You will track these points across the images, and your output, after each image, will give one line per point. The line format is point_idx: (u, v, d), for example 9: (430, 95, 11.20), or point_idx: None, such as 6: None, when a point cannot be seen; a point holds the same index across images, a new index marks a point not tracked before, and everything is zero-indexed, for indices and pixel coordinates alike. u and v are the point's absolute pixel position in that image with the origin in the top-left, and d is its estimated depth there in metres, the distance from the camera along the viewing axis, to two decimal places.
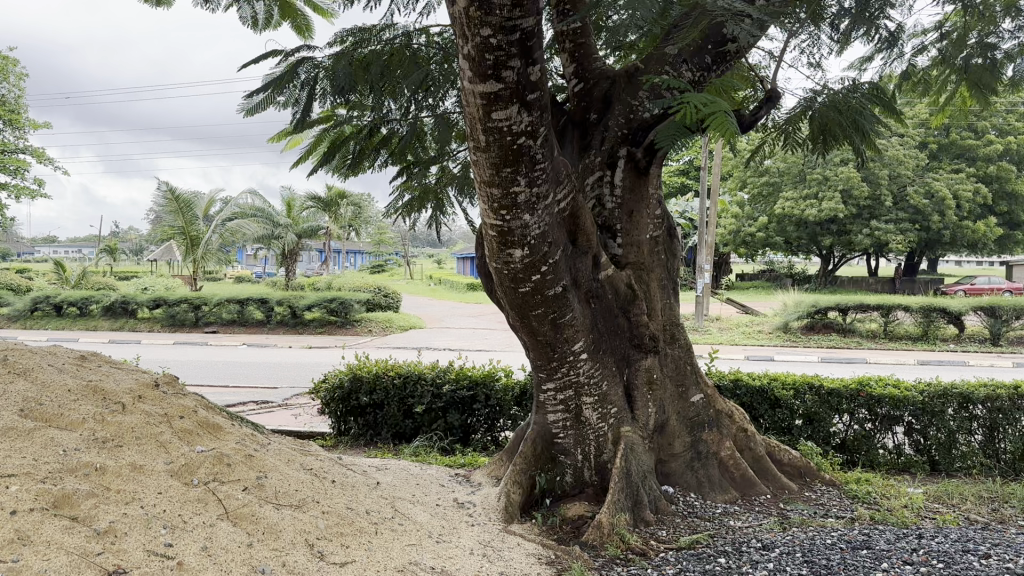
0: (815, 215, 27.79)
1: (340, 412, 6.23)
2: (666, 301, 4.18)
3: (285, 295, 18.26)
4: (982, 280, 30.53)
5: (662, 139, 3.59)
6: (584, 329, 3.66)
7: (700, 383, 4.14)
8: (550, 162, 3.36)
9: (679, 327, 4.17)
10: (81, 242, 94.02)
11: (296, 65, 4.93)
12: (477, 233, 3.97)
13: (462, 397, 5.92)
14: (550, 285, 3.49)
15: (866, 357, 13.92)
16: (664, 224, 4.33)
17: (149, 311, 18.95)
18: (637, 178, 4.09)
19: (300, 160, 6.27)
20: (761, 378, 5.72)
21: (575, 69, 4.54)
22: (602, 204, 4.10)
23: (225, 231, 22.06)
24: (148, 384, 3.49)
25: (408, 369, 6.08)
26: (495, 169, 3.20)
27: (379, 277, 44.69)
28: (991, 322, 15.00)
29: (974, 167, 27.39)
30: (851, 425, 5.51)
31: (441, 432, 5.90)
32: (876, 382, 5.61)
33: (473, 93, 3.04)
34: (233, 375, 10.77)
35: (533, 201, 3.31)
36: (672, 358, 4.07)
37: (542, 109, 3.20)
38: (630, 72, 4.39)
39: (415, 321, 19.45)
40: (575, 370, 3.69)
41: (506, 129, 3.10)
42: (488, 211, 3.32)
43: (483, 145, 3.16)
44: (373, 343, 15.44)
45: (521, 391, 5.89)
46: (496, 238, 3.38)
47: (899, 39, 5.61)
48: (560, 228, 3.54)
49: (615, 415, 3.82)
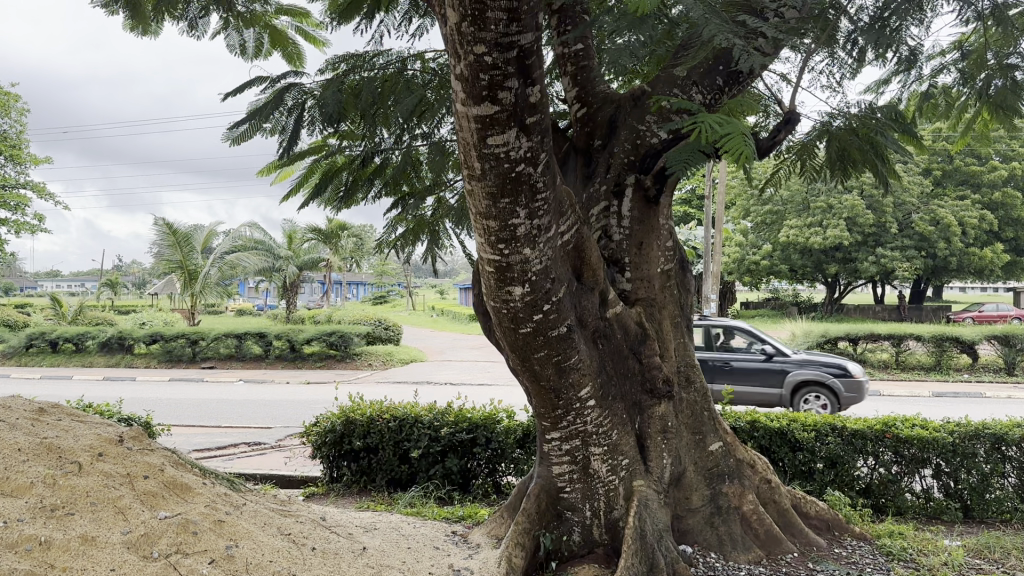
0: (819, 242, 27.53)
1: (332, 457, 5.88)
2: (680, 340, 3.86)
3: (284, 329, 17.94)
4: (990, 307, 30.16)
5: (674, 165, 3.27)
6: (591, 373, 3.34)
7: (718, 430, 3.81)
8: (553, 192, 3.07)
9: (694, 370, 3.84)
10: (83, 276, 93.81)
11: (283, 91, 4.66)
12: (474, 269, 3.67)
13: (461, 440, 5.58)
14: (553, 326, 3.18)
15: (878, 388, 13.55)
16: (676, 256, 4.02)
17: (146, 347, 18.66)
18: (647, 208, 3.80)
19: (290, 194, 6.03)
20: (780, 419, 5.38)
21: (577, 93, 4.29)
22: (609, 236, 3.80)
23: (224, 264, 21.86)
24: (111, 440, 3.21)
25: (405, 412, 5.76)
26: (491, 200, 2.91)
27: (382, 309, 44.43)
28: (1004, 351, 14.63)
29: (978, 194, 27.19)
30: (876, 468, 5.16)
31: (439, 479, 5.54)
32: (901, 423, 5.28)
33: (467, 117, 2.76)
34: (225, 414, 10.43)
35: (534, 235, 3.01)
36: (688, 403, 3.75)
37: (544, 134, 2.91)
38: (636, 95, 4.12)
39: (416, 354, 19.14)
40: (581, 419, 3.37)
41: (504, 155, 2.82)
42: (485, 245, 3.03)
43: (478, 173, 2.87)
44: (372, 378, 15.14)
45: (523, 433, 5.59)
46: (493, 275, 3.08)
47: (917, 60, 5.35)
48: (564, 263, 3.24)
49: (626, 468, 3.49)
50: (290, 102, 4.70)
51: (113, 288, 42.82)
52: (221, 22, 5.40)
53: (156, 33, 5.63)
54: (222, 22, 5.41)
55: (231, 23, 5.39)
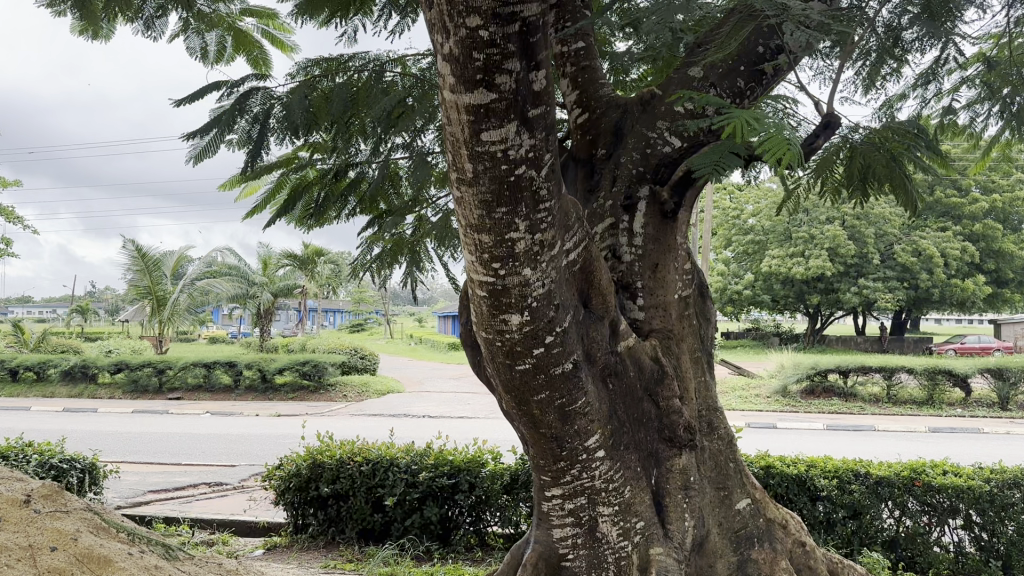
0: (801, 272, 27.29)
1: (297, 503, 5.30)
2: (701, 378, 3.33)
3: (254, 358, 17.21)
4: (971, 339, 30.02)
5: (701, 165, 2.72)
6: (601, 419, 2.80)
7: (745, 483, 3.31)
8: (558, 201, 2.55)
9: (717, 414, 3.32)
10: (53, 302, 91.77)
11: (246, 95, 4.08)
12: (462, 292, 3.14)
13: (441, 485, 5.01)
14: (557, 361, 2.65)
15: (873, 423, 13.07)
16: (695, 281, 3.51)
17: (110, 376, 17.84)
18: (662, 224, 3.31)
19: (255, 211, 5.51)
20: (797, 464, 4.90)
21: (578, 96, 3.77)
22: (618, 256, 3.30)
23: (194, 290, 21.10)
24: (16, 502, 2.96)
25: (379, 454, 5.21)
26: (485, 209, 2.40)
27: (358, 338, 43.43)
28: (998, 385, 14.24)
29: (959, 226, 27.14)
30: (901, 519, 4.65)
31: (417, 531, 4.95)
32: (932, 468, 4.79)
33: (456, 106, 2.25)
34: (186, 450, 9.76)
35: (536, 253, 2.50)
36: (711, 454, 3.22)
37: (549, 130, 2.40)
38: (645, 98, 3.61)
39: (393, 385, 18.46)
40: (588, 473, 2.82)
41: (500, 155, 2.31)
42: (476, 265, 2.51)
43: (471, 176, 2.37)
44: (347, 410, 14.48)
45: (512, 478, 5.03)
46: (486, 300, 2.55)
47: (937, 74, 4.97)
48: (570, 287, 2.72)
49: (642, 532, 2.93)
50: (255, 108, 4.12)
51: (82, 313, 41.65)
52: (181, 23, 4.79)
53: (109, 37, 5.07)
54: (182, 24, 4.81)
55: (192, 25, 4.79)
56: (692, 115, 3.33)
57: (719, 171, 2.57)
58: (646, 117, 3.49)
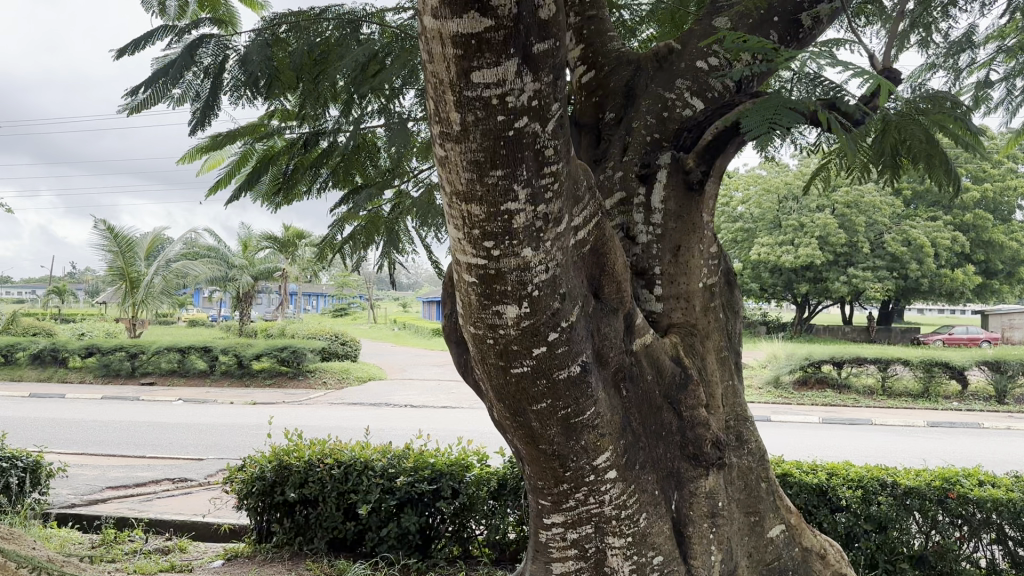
0: (791, 260, 26.85)
1: (261, 508, 4.77)
2: (728, 383, 2.83)
3: (231, 343, 16.63)
4: (959, 329, 29.78)
5: (748, 120, 2.20)
6: (613, 433, 2.31)
7: (777, 505, 2.85)
8: (566, 165, 2.05)
9: (747, 423, 2.84)
10: (32, 283, 90.34)
11: (197, 45, 3.48)
12: (446, 279, 2.62)
13: (420, 492, 4.52)
14: (561, 365, 2.14)
15: (870, 416, 12.68)
16: (720, 268, 3.01)
17: (81, 360, 17.21)
18: (685, 199, 2.79)
19: (218, 185, 4.98)
20: (816, 472, 4.46)
21: (583, 51, 3.27)
22: (632, 236, 2.80)
23: (169, 272, 20.42)
24: None
25: (352, 456, 4.73)
26: (476, 171, 1.89)
27: (341, 323, 42.70)
28: (996, 378, 13.86)
29: (950, 216, 26.85)
30: (930, 533, 4.18)
31: (394, 541, 4.44)
32: (964, 477, 4.35)
33: (438, 36, 1.73)
34: (152, 442, 9.22)
35: (540, 229, 1.99)
36: (739, 472, 2.74)
37: (558, 74, 1.89)
38: (661, 54, 3.13)
39: (375, 372, 17.94)
40: (596, 498, 2.33)
41: (496, 102, 1.79)
42: (462, 243, 2.00)
43: (459, 129, 1.85)
44: (326, 399, 13.96)
45: (500, 484, 4.57)
46: (476, 287, 2.05)
47: (973, 41, 4.52)
48: (578, 272, 2.22)
49: (660, 569, 2.44)
50: (206, 61, 3.53)
51: (59, 295, 40.87)
52: None
53: None
54: None
55: None
56: (715, 74, 2.99)
57: (779, 124, 2.10)
58: (664, 79, 3.01)
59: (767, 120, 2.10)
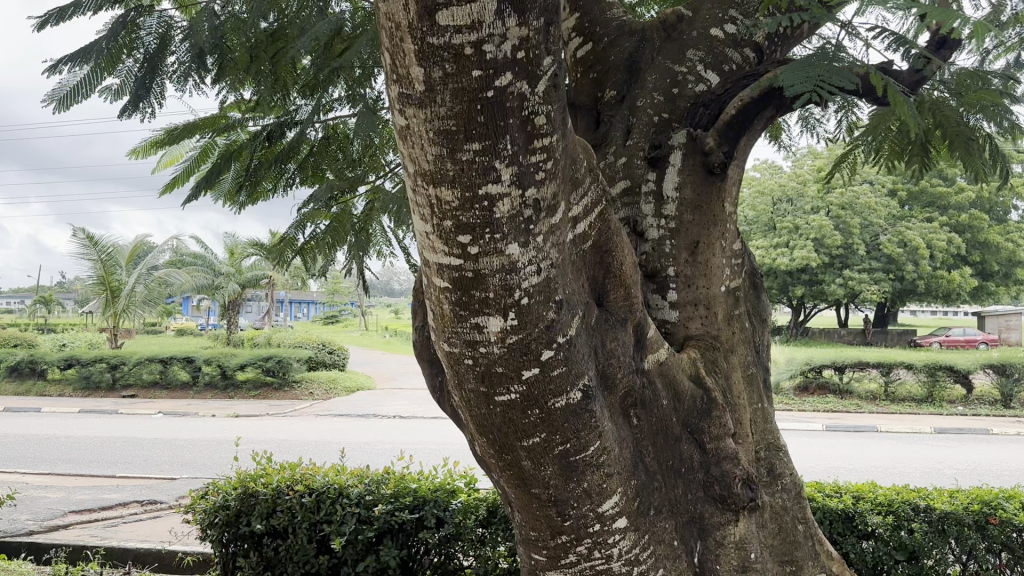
0: (786, 263, 26.47)
1: (225, 541, 4.27)
2: (757, 407, 2.43)
3: (214, 353, 16.09)
4: (956, 331, 29.46)
5: (789, 76, 1.81)
6: (624, 471, 1.88)
7: (817, 551, 2.45)
8: (563, 140, 1.61)
9: (779, 455, 2.43)
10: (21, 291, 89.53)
11: (135, 20, 3.01)
12: (418, 288, 2.18)
13: (401, 520, 4.08)
14: (556, 392, 1.70)
15: (875, 424, 12.21)
16: (743, 269, 2.58)
17: (60, 372, 16.66)
18: (703, 185, 2.35)
19: (178, 185, 4.53)
20: (841, 496, 4.03)
21: (578, 21, 2.85)
22: (640, 232, 2.37)
23: (152, 280, 19.83)
24: None
25: (325, 483, 4.29)
26: (446, 142, 1.45)
27: (334, 331, 42.11)
28: (1002, 381, 13.43)
29: (946, 217, 26.36)
30: (966, 562, 3.77)
31: None
32: (1002, 499, 3.92)
33: None
34: (125, 459, 8.75)
35: (528, 220, 1.55)
36: (774, 512, 2.34)
37: (550, 15, 1.45)
38: (668, 21, 2.72)
39: (363, 381, 17.45)
40: (603, 552, 1.89)
41: (468, 49, 1.36)
42: (430, 239, 1.57)
43: (423, 89, 1.41)
44: (312, 410, 13.47)
45: (488, 511, 4.14)
46: (451, 294, 1.61)
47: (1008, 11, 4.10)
48: (578, 277, 1.79)
49: None
50: (148, 44, 3.06)
51: (47, 304, 40.26)
52: None
53: None
54: None
55: None
56: (733, 42, 2.57)
57: (828, 85, 1.73)
58: (673, 51, 2.59)
59: (813, 78, 1.73)
